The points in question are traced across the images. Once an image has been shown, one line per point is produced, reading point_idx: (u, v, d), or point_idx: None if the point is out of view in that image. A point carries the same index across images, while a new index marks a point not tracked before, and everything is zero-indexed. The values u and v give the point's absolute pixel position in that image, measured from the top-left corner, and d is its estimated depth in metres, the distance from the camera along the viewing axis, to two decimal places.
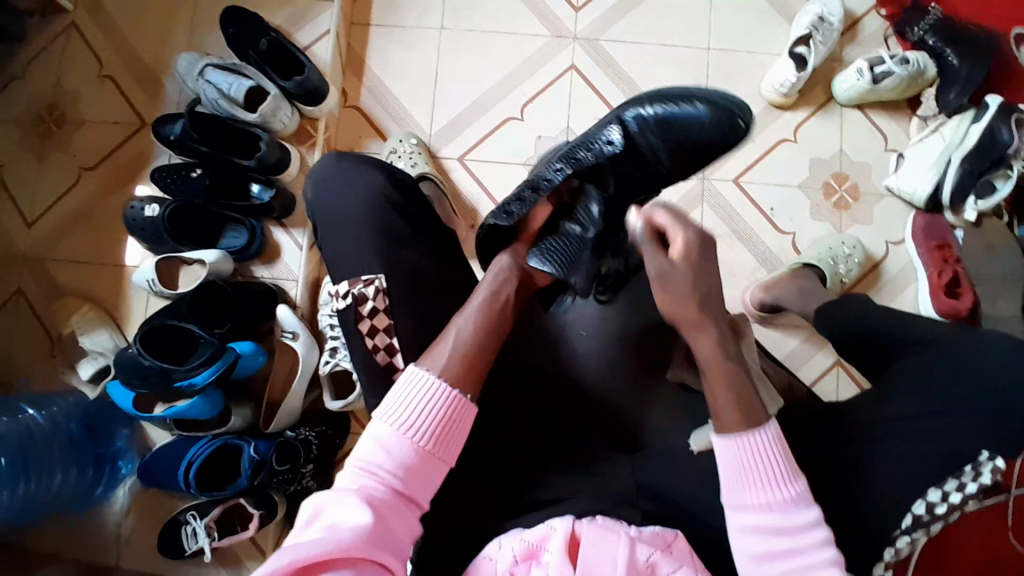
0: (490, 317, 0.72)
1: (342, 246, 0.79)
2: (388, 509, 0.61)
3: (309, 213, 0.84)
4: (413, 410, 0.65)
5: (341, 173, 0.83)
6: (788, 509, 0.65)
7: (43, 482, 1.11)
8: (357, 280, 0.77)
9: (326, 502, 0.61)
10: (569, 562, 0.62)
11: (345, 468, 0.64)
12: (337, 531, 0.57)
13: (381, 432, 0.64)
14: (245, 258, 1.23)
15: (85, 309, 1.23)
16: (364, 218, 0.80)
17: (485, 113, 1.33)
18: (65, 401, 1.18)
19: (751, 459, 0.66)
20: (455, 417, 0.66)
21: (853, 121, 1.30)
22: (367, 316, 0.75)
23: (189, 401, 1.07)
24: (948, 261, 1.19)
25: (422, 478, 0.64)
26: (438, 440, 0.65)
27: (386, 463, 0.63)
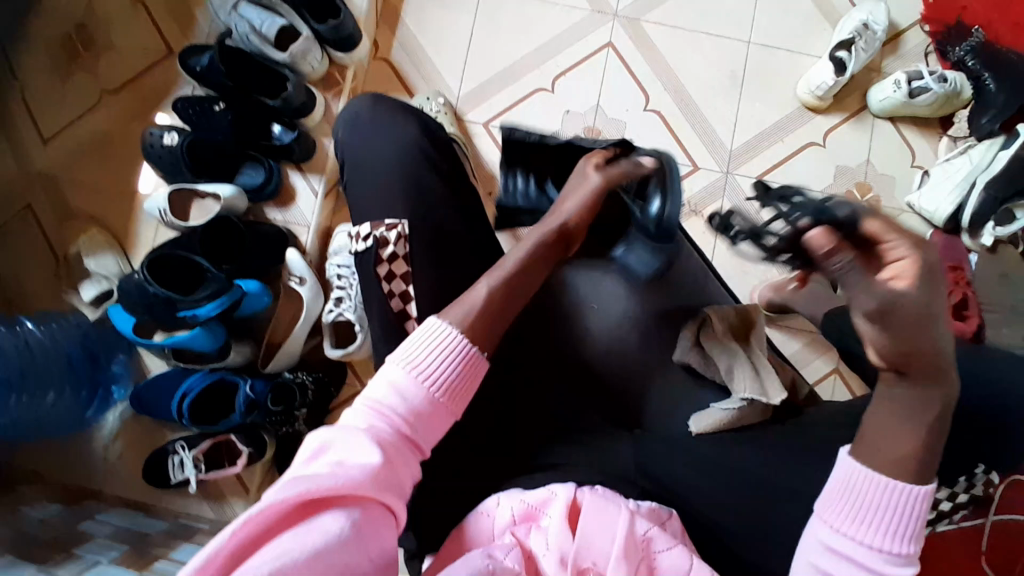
0: (511, 284, 0.72)
1: (366, 191, 0.79)
2: (395, 453, 0.62)
3: (339, 151, 0.83)
4: (428, 361, 0.65)
5: (376, 116, 0.82)
6: (894, 562, 0.59)
7: (37, 400, 1.09)
8: (379, 223, 0.76)
9: (335, 438, 0.61)
10: (568, 528, 0.63)
11: (355, 407, 0.64)
12: (346, 469, 0.58)
13: (395, 378, 0.64)
14: (260, 199, 1.22)
15: (93, 232, 1.22)
16: (392, 163, 0.79)
17: (515, 81, 1.31)
18: (66, 320, 1.16)
19: (881, 501, 0.59)
20: (468, 369, 0.67)
21: (882, 133, 1.29)
22: (387, 260, 0.75)
23: (190, 332, 1.07)
24: (959, 283, 1.17)
25: (432, 429, 0.65)
26: (449, 391, 0.66)
27: (396, 406, 0.63)
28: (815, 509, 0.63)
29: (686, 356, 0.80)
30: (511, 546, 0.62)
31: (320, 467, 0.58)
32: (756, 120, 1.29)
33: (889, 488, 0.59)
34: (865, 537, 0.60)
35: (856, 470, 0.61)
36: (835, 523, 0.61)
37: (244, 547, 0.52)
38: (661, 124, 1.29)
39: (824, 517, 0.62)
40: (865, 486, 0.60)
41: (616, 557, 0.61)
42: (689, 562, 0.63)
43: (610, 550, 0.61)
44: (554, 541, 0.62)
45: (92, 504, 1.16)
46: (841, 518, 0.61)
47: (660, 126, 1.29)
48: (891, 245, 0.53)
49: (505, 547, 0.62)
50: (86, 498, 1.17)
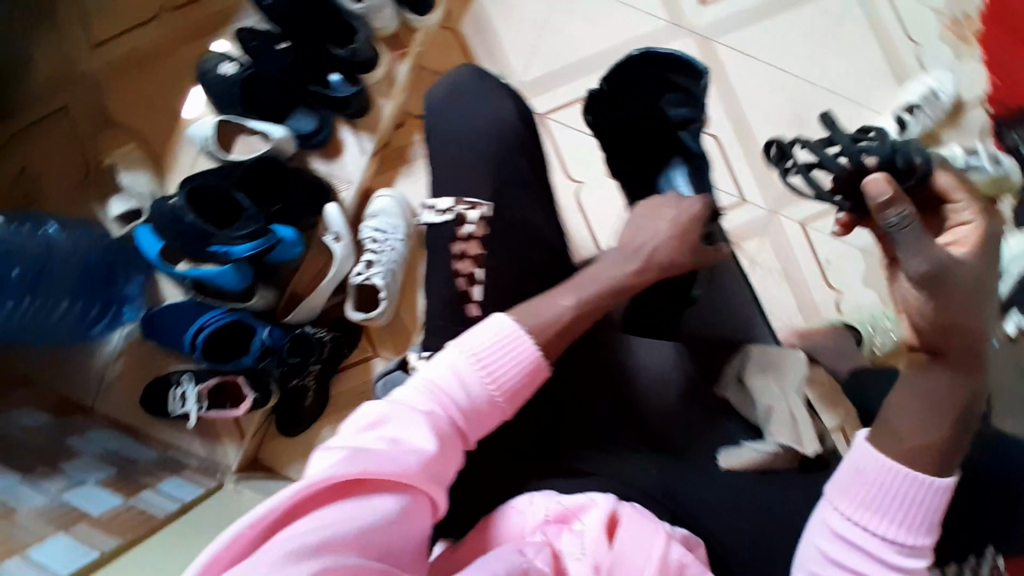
0: (585, 307, 0.73)
1: (441, 167, 0.78)
2: (446, 441, 0.63)
3: (426, 118, 0.82)
4: (494, 362, 0.66)
5: (466, 90, 0.81)
6: (904, 550, 0.61)
7: (48, 306, 1.07)
8: (461, 200, 0.76)
9: (393, 415, 0.62)
10: (604, 537, 0.63)
11: (415, 386, 0.65)
12: (400, 452, 0.59)
13: (459, 370, 0.65)
14: (307, 146, 1.19)
15: (129, 147, 1.20)
16: (474, 143, 0.78)
17: (581, 77, 1.29)
18: (89, 230, 1.13)
19: (895, 493, 0.61)
20: (531, 375, 0.68)
21: None
22: (463, 238, 0.74)
23: (218, 268, 1.05)
24: None
25: (485, 424, 0.66)
26: (507, 392, 0.66)
27: (454, 394, 0.64)
28: (826, 492, 0.65)
29: (727, 391, 0.81)
30: (542, 545, 0.62)
31: (374, 441, 0.60)
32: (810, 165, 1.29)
33: (903, 480, 0.60)
34: (879, 525, 0.61)
35: (870, 456, 0.62)
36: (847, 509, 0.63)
37: (297, 510, 0.54)
38: (715, 151, 1.30)
39: (835, 501, 0.63)
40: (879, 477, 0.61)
41: None
42: None
43: (644, 569, 0.61)
44: (588, 546, 0.62)
45: (82, 420, 1.15)
46: (854, 504, 0.62)
47: (714, 152, 1.30)
48: (955, 209, 0.61)
49: (535, 546, 0.62)
50: (76, 413, 1.16)
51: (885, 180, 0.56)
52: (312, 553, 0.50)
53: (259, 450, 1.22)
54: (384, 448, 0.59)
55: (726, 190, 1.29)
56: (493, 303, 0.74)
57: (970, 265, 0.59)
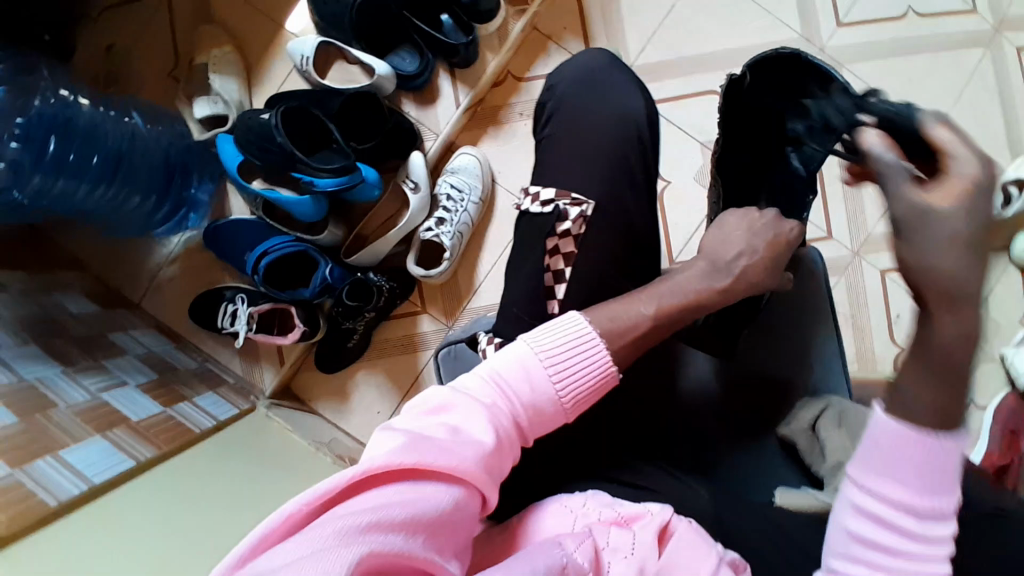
0: (663, 318, 0.68)
1: (564, 147, 0.75)
2: (504, 438, 0.60)
3: (552, 97, 0.79)
4: (564, 361, 0.63)
5: (609, 78, 0.77)
6: (927, 520, 0.51)
7: (120, 197, 1.06)
8: (565, 195, 0.73)
9: (454, 404, 0.60)
10: (653, 548, 0.62)
11: (478, 376, 0.62)
12: (460, 444, 0.57)
13: (527, 365, 0.62)
14: (405, 88, 1.15)
15: (226, 49, 1.14)
16: (605, 134, 0.75)
17: (693, 74, 1.24)
18: (169, 126, 1.11)
19: (936, 470, 0.50)
20: (600, 382, 0.64)
21: (1008, 280, 1.27)
22: (558, 235, 0.72)
23: (297, 196, 1.02)
24: (1013, 450, 1.17)
25: (543, 425, 0.63)
26: (573, 396, 0.63)
27: (517, 390, 0.61)
28: (846, 469, 0.54)
29: (794, 432, 0.77)
30: (584, 543, 0.60)
31: (433, 429, 0.57)
32: None
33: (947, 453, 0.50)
34: (898, 495, 0.51)
35: (887, 424, 0.51)
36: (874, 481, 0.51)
37: (352, 490, 0.51)
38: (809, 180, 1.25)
39: (855, 477, 0.53)
40: (922, 449, 0.50)
41: None
42: None
43: None
44: (639, 549, 0.61)
45: (124, 315, 1.14)
46: (874, 476, 0.51)
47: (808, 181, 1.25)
48: (950, 153, 0.49)
49: (580, 542, 0.60)
50: (119, 307, 1.16)
51: (882, 137, 0.52)
52: (364, 534, 0.47)
53: (293, 378, 1.21)
54: (443, 437, 0.57)
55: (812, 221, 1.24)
56: (589, 300, 0.71)
57: (944, 217, 0.47)
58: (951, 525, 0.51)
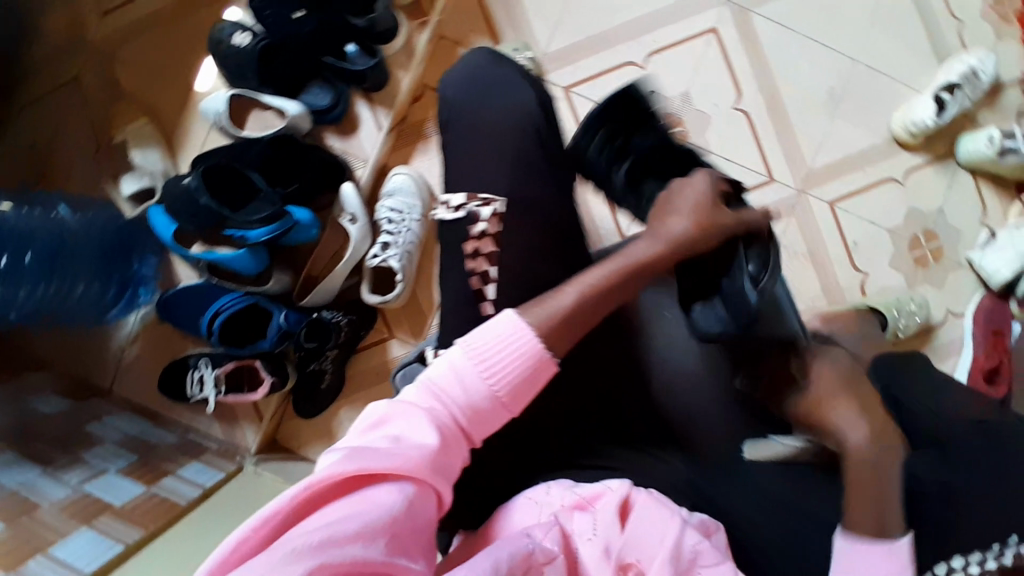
0: (595, 296, 0.68)
1: (466, 149, 0.75)
2: (448, 439, 0.60)
3: (443, 104, 0.78)
4: (497, 349, 0.62)
5: (494, 73, 0.78)
6: None
7: (64, 291, 1.05)
8: (473, 196, 0.73)
9: (394, 410, 0.60)
10: (617, 522, 0.66)
11: (413, 382, 0.63)
12: (402, 446, 0.57)
13: (460, 359, 0.62)
14: (321, 122, 1.14)
15: (141, 122, 1.14)
16: (502, 127, 0.74)
17: (608, 49, 1.24)
18: (101, 211, 1.10)
19: (883, 572, 0.62)
20: (537, 365, 0.63)
21: (961, 185, 1.26)
22: (476, 237, 0.71)
23: (235, 252, 1.02)
24: (1000, 350, 1.18)
25: (488, 418, 0.62)
26: (512, 387, 0.62)
27: (454, 390, 0.61)
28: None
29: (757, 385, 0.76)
30: (552, 529, 0.65)
31: (374, 439, 0.57)
32: (842, 144, 1.24)
33: (890, 560, 0.62)
34: None
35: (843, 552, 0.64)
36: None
37: (298, 513, 0.52)
38: (746, 127, 1.24)
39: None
40: (869, 554, 0.63)
41: (663, 560, 0.62)
42: None
43: (658, 552, 0.64)
44: (601, 527, 0.65)
45: (98, 403, 1.14)
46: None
47: (746, 129, 1.24)
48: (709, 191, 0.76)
49: (547, 530, 0.65)
50: (90, 396, 1.15)
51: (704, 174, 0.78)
52: (311, 552, 0.48)
53: (277, 431, 1.20)
54: (384, 446, 0.57)
55: (753, 169, 1.24)
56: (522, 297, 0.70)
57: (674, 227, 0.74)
58: None
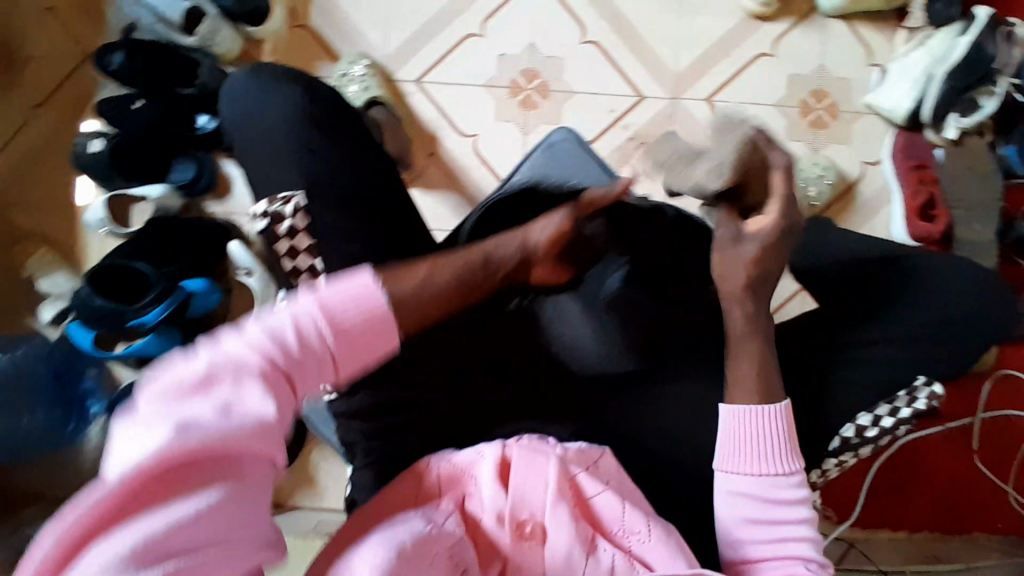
0: (461, 289, 0.58)
1: (260, 158, 0.66)
2: (273, 395, 0.46)
3: (228, 129, 0.69)
4: (335, 303, 0.49)
5: (261, 82, 0.68)
6: (781, 483, 0.64)
7: (11, 425, 1.12)
8: (275, 199, 0.65)
9: (217, 367, 0.46)
10: (499, 483, 0.63)
11: (240, 330, 0.48)
12: (232, 412, 0.44)
13: (293, 310, 0.49)
14: (195, 194, 1.18)
15: (42, 252, 1.22)
16: (286, 124, 0.67)
17: (444, 31, 1.25)
18: (29, 343, 1.18)
19: (767, 436, 0.64)
20: (373, 324, 0.50)
21: (835, 35, 1.22)
22: (285, 237, 0.63)
23: (144, 339, 1.06)
24: (923, 182, 1.15)
25: (323, 370, 0.49)
26: (348, 334, 0.49)
27: (293, 340, 0.48)
28: (715, 462, 0.66)
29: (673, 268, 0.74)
30: (451, 511, 0.61)
31: (195, 407, 0.43)
32: (698, 38, 1.23)
33: (773, 419, 0.65)
34: (755, 467, 0.64)
35: (736, 417, 0.65)
36: (734, 475, 0.65)
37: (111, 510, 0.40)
38: (600, 56, 1.23)
39: (724, 465, 0.65)
40: (752, 420, 0.65)
41: (552, 502, 0.61)
42: (623, 508, 0.64)
43: (544, 497, 0.61)
44: (488, 498, 0.62)
45: None
46: (735, 460, 0.65)
47: (600, 57, 1.23)
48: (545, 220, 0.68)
49: (445, 513, 0.61)
50: None
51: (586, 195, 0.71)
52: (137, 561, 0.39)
53: None
54: (210, 414, 0.43)
55: (621, 93, 1.23)
56: None
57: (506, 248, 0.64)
58: (802, 487, 0.64)
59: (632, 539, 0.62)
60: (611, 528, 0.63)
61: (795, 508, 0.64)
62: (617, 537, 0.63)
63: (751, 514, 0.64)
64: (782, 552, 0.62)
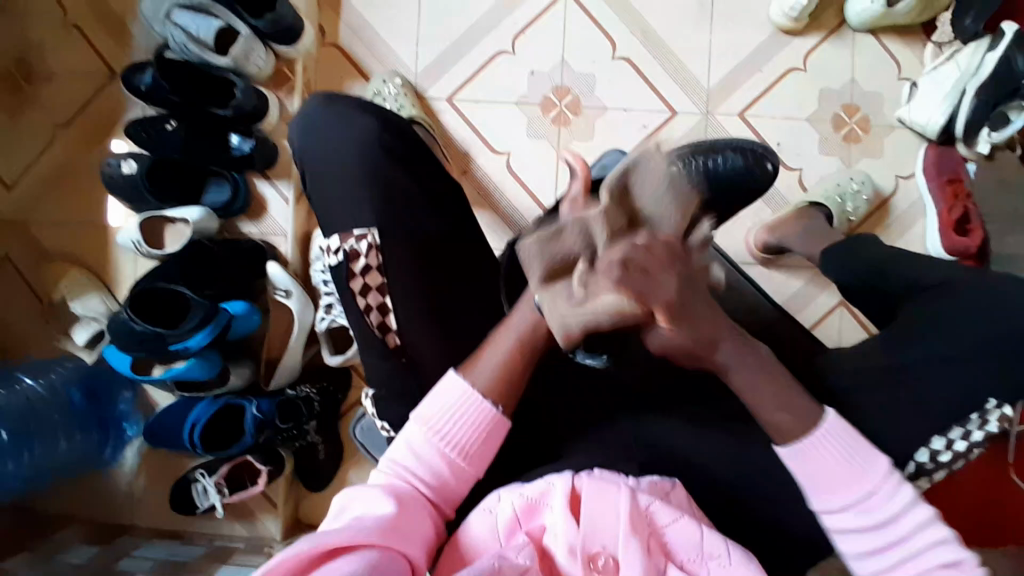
0: (528, 342, 0.69)
1: (332, 189, 0.76)
2: (411, 507, 0.63)
3: (297, 158, 0.80)
4: (445, 417, 0.67)
5: (333, 113, 0.78)
6: (882, 491, 0.63)
7: (50, 448, 1.09)
8: (347, 236, 0.74)
9: (352, 498, 0.63)
10: (571, 515, 0.63)
11: (378, 466, 0.68)
12: (361, 520, 0.59)
13: (412, 433, 0.67)
14: (230, 215, 1.19)
15: (74, 273, 1.21)
16: (357, 158, 0.76)
17: (474, 47, 1.25)
18: (63, 367, 1.17)
19: (835, 453, 0.63)
20: (478, 425, 0.67)
21: (865, 48, 1.22)
22: (360, 275, 0.73)
23: (186, 363, 1.06)
24: (959, 196, 1.15)
25: (449, 485, 0.67)
26: (471, 453, 0.67)
27: (416, 465, 0.66)
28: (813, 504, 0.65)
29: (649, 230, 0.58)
30: (523, 544, 0.61)
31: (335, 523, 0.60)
32: (728, 53, 1.23)
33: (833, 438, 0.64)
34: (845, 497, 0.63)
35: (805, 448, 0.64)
36: (832, 512, 0.64)
37: None
38: (632, 72, 1.23)
39: (819, 506, 0.64)
40: (812, 448, 0.63)
41: (625, 534, 0.61)
42: (700, 532, 0.64)
43: (616, 530, 0.62)
44: (561, 532, 0.62)
45: (125, 538, 1.16)
46: (824, 496, 0.64)
47: (631, 72, 1.23)
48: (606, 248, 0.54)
49: (518, 546, 0.61)
50: (117, 534, 1.18)
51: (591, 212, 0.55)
52: None
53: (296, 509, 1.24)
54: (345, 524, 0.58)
55: (652, 108, 1.23)
56: (417, 324, 0.73)
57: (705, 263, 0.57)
58: (899, 485, 0.64)
59: (712, 563, 0.62)
60: (686, 555, 0.63)
61: (910, 511, 0.63)
62: (695, 563, 0.63)
63: (871, 545, 0.63)
64: (927, 568, 0.61)
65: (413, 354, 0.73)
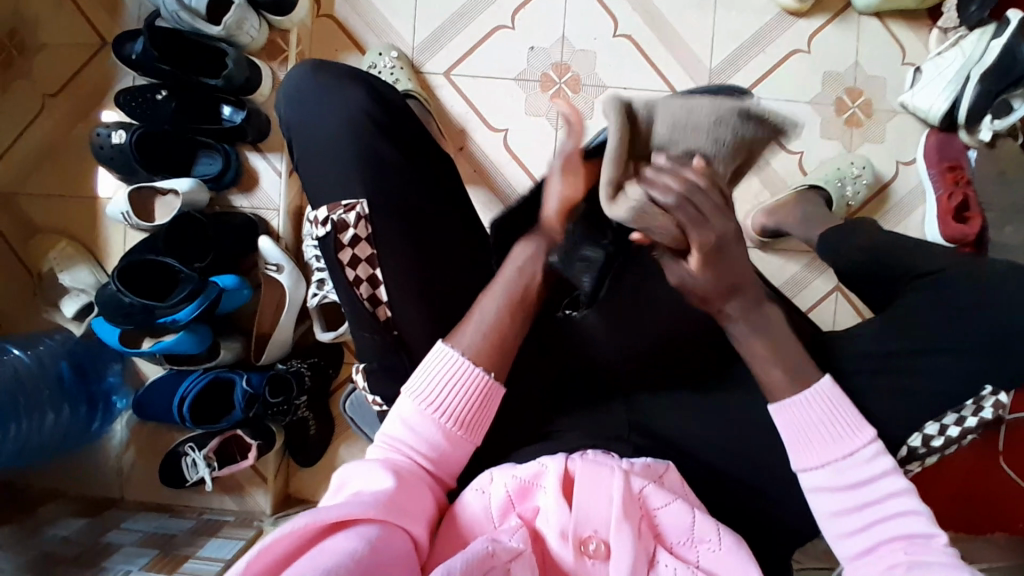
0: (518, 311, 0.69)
1: (322, 161, 0.74)
2: (411, 481, 0.62)
3: (285, 128, 0.78)
4: (440, 388, 0.66)
5: (319, 85, 0.76)
6: (865, 458, 0.63)
7: (38, 422, 1.08)
8: (336, 206, 0.72)
9: (350, 475, 0.62)
10: (564, 498, 0.62)
11: (375, 443, 0.67)
12: (360, 496, 0.57)
13: (407, 407, 0.66)
14: (221, 188, 1.17)
15: (62, 245, 1.19)
16: (346, 131, 0.74)
17: (472, 22, 1.22)
18: (51, 340, 1.16)
19: (819, 412, 0.64)
20: (474, 392, 0.66)
21: (870, 32, 1.20)
22: (349, 245, 0.71)
23: (176, 336, 1.04)
24: (958, 183, 1.14)
25: (446, 457, 0.66)
26: (468, 422, 0.66)
27: (413, 439, 0.65)
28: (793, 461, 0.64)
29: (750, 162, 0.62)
30: (515, 528, 0.61)
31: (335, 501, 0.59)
32: (732, 34, 1.21)
33: (825, 399, 0.64)
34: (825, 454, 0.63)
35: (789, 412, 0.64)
36: (810, 468, 0.63)
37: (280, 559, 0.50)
38: (632, 50, 1.21)
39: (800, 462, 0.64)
40: (800, 407, 0.64)
41: (618, 518, 0.60)
42: (692, 517, 0.63)
43: (609, 515, 0.61)
44: (553, 514, 0.61)
45: (115, 512, 1.16)
46: (809, 454, 0.63)
47: (632, 51, 1.21)
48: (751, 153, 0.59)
49: (510, 530, 0.60)
50: (107, 508, 1.17)
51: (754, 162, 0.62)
52: None
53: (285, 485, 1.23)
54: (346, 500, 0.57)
55: (653, 89, 1.21)
56: (406, 301, 0.72)
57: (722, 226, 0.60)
58: (881, 459, 0.63)
59: (702, 548, 0.62)
60: (676, 538, 0.63)
61: (885, 478, 0.62)
62: (683, 546, 0.63)
63: (841, 505, 0.62)
64: (891, 511, 0.61)
65: (401, 330, 0.71)
